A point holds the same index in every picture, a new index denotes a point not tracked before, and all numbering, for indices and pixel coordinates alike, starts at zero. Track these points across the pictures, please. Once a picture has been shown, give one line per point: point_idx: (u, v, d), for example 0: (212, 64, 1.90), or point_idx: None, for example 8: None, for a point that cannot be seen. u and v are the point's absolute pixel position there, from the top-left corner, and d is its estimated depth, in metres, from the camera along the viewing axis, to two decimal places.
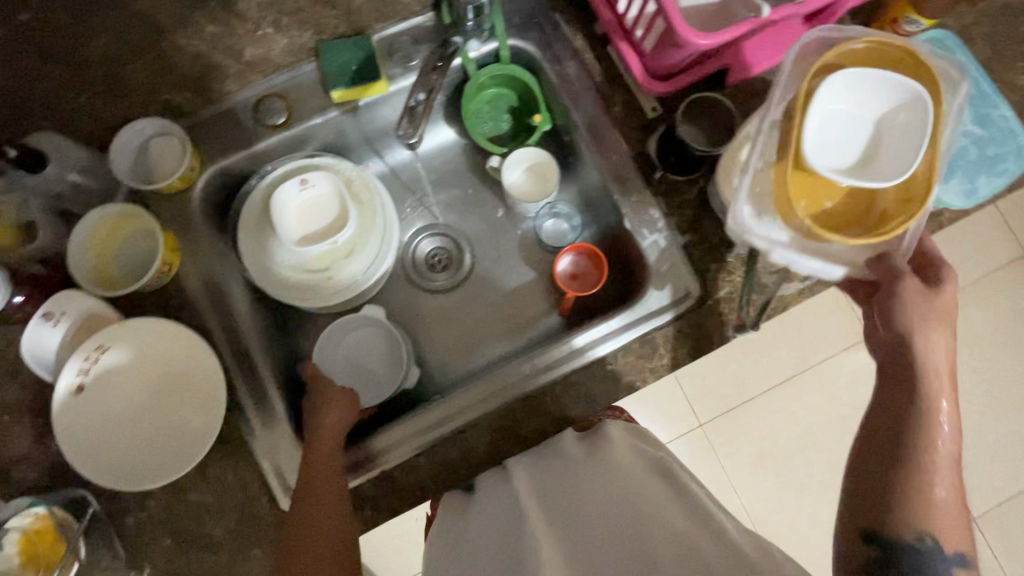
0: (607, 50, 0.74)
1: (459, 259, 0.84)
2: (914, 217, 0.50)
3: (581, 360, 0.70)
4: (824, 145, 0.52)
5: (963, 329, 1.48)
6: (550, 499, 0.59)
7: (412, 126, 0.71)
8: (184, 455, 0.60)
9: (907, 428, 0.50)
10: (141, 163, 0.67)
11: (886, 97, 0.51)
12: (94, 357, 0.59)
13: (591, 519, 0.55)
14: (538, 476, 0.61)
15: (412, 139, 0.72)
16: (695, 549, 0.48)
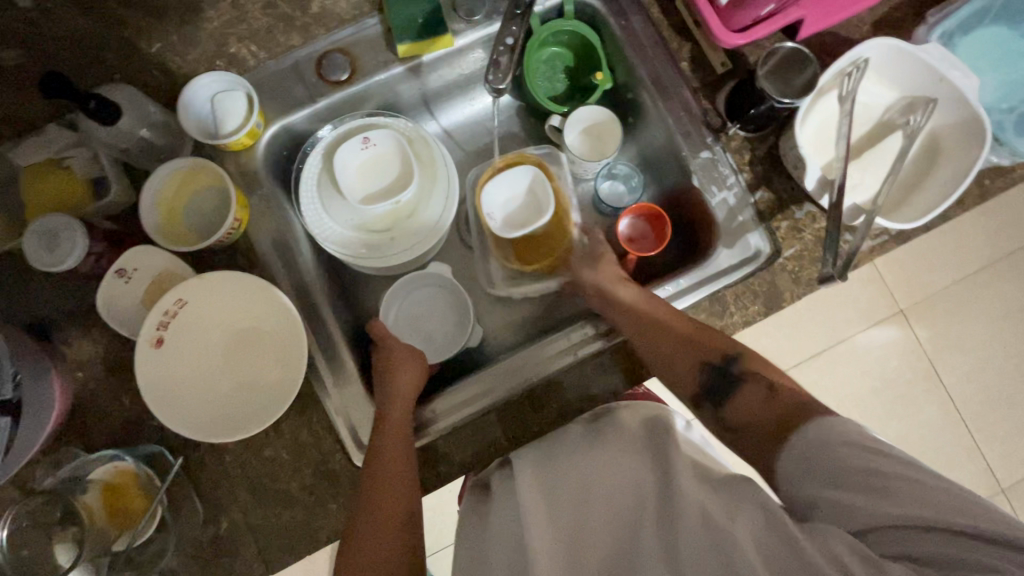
0: (674, 3, 0.73)
1: None
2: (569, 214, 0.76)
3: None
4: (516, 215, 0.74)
5: (993, 301, 1.49)
6: (552, 488, 0.54)
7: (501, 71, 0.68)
8: (265, 409, 0.60)
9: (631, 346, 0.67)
10: (207, 119, 0.66)
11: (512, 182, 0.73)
12: (172, 311, 0.59)
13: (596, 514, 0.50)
14: (543, 465, 0.56)
15: (503, 85, 0.68)
16: (725, 535, 0.44)
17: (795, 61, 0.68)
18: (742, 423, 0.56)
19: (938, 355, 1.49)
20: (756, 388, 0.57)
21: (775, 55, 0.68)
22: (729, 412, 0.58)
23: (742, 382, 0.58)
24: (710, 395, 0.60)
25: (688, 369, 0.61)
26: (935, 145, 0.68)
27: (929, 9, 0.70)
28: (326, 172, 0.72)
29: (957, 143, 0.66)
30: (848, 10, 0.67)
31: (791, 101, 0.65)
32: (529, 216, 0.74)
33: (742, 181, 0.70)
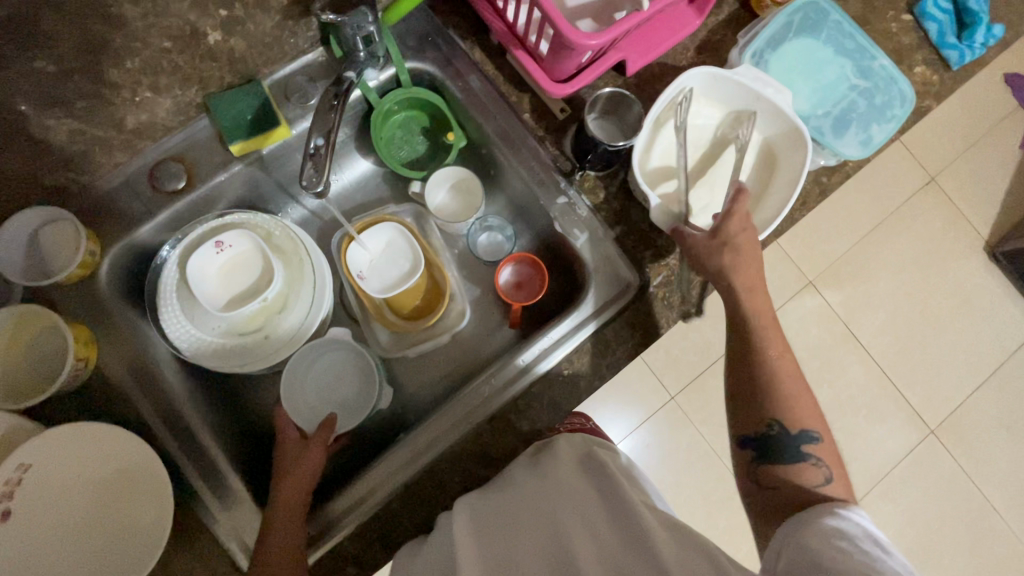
0: (505, 58, 0.74)
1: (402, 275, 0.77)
2: (440, 271, 0.79)
3: (542, 369, 0.70)
4: (385, 272, 0.77)
5: (889, 257, 1.59)
6: (489, 524, 0.54)
7: (316, 174, 0.61)
8: (136, 562, 0.56)
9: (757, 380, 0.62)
10: (35, 258, 0.63)
11: (376, 241, 0.77)
12: (15, 480, 0.54)
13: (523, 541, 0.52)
14: (484, 507, 0.56)
15: (320, 189, 0.62)
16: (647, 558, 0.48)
17: (625, 105, 0.71)
18: (774, 486, 0.60)
19: (852, 317, 1.57)
20: (817, 473, 0.58)
21: (606, 100, 0.71)
22: (766, 472, 0.60)
23: (808, 462, 0.59)
24: (767, 452, 0.60)
25: (759, 420, 0.61)
26: (769, 154, 0.72)
27: (738, 32, 0.75)
28: (184, 283, 0.68)
29: (786, 151, 0.70)
30: (661, 45, 0.70)
31: (625, 143, 0.68)
32: (402, 271, 0.77)
33: (600, 220, 0.72)
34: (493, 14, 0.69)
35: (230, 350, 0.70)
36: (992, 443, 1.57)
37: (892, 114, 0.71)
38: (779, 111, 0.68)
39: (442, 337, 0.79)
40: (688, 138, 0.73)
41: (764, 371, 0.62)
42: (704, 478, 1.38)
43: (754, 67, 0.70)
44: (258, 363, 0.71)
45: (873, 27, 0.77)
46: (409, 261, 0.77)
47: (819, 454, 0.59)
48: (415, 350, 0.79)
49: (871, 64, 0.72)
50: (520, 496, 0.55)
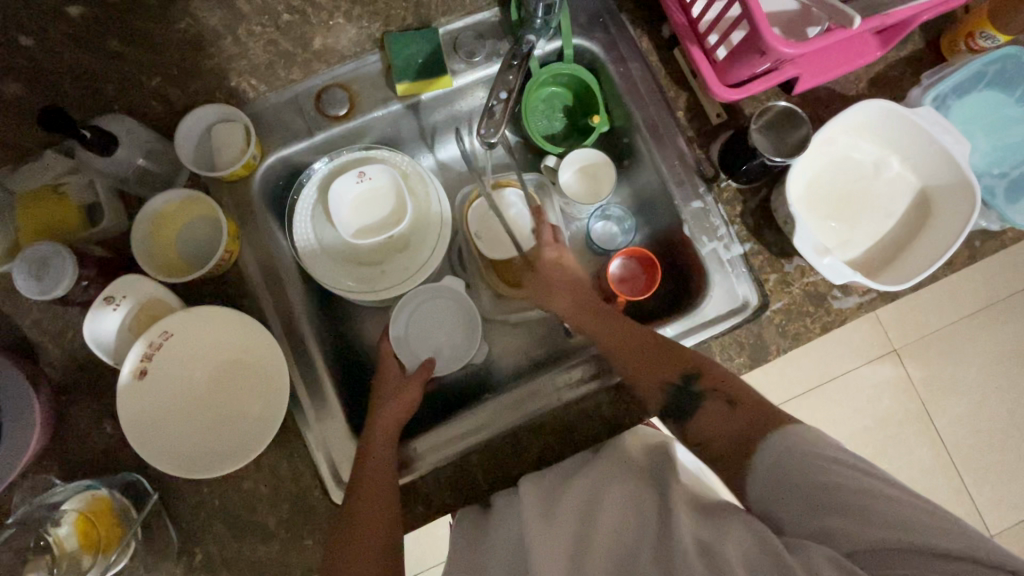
0: (673, 53, 0.73)
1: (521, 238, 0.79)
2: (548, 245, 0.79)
3: None
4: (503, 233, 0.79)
5: (989, 343, 1.48)
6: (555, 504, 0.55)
7: (492, 124, 0.70)
8: (244, 445, 0.61)
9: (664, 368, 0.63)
10: (205, 149, 0.67)
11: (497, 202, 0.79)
12: (157, 344, 0.59)
13: (601, 533, 0.50)
14: (546, 485, 0.58)
15: (493, 139, 0.71)
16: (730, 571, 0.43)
17: (794, 122, 0.70)
18: (714, 438, 0.56)
19: (932, 397, 1.48)
20: (717, 408, 0.58)
21: (776, 113, 0.70)
22: (693, 431, 0.59)
23: (705, 402, 0.59)
24: (674, 413, 0.61)
25: (655, 377, 0.63)
26: (925, 204, 0.69)
27: (925, 70, 0.72)
28: (322, 205, 0.73)
29: (948, 204, 0.67)
30: (840, 69, 0.68)
31: (782, 160, 0.66)
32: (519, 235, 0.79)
33: (732, 232, 0.71)
34: (676, 7, 0.68)
35: (351, 276, 0.74)
36: None
37: None
38: (954, 157, 0.66)
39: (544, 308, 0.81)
40: (841, 170, 0.71)
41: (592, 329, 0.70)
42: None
43: (936, 112, 0.67)
44: (369, 293, 0.73)
45: None
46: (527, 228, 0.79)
47: (714, 391, 0.59)
48: (516, 316, 0.81)
49: None
50: (582, 484, 0.56)
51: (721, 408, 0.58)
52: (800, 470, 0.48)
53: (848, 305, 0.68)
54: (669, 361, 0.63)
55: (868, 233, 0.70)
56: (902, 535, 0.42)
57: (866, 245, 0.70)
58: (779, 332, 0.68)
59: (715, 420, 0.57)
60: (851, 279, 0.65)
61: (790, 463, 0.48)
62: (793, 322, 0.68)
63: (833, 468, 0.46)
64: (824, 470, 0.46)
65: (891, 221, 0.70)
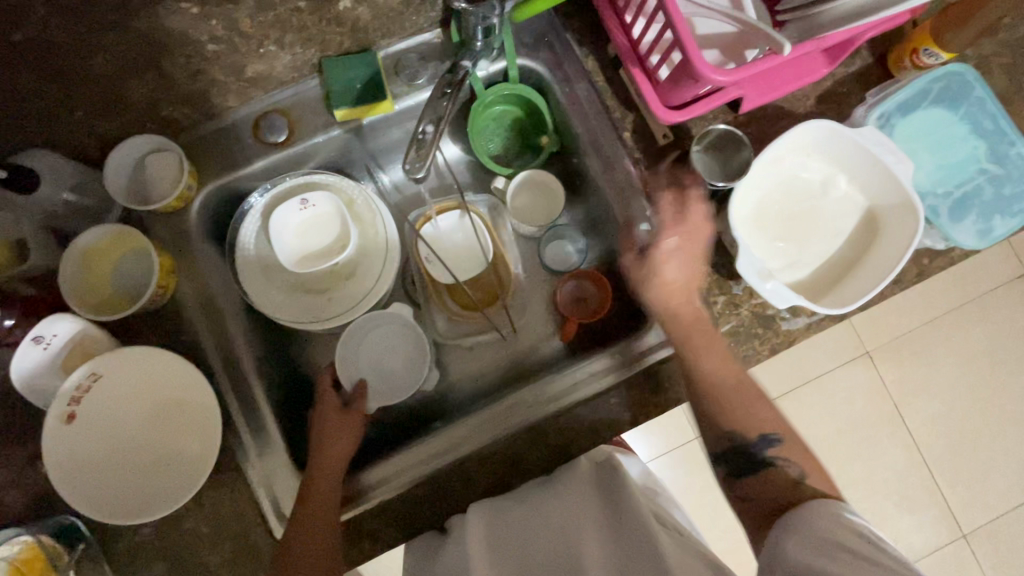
0: (619, 72, 0.72)
1: (473, 261, 0.78)
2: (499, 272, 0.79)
3: (585, 391, 0.70)
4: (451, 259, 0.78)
5: (959, 344, 1.49)
6: (500, 534, 0.58)
7: (418, 159, 0.70)
8: (179, 487, 0.59)
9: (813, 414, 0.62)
10: (139, 180, 0.66)
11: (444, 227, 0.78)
12: (86, 386, 0.58)
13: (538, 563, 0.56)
14: (494, 512, 0.60)
15: (420, 172, 0.71)
16: None
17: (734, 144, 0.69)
18: (753, 497, 0.60)
19: (904, 399, 1.49)
20: (790, 472, 0.60)
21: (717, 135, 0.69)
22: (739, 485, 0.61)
23: (772, 466, 0.60)
24: (733, 466, 0.62)
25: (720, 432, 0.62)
26: (872, 222, 0.69)
27: (871, 86, 0.72)
28: (264, 233, 0.71)
29: (894, 224, 0.67)
30: (785, 87, 0.67)
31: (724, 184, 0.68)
32: (468, 260, 0.78)
33: None
34: (617, 27, 0.67)
35: (297, 304, 0.72)
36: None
37: (1019, 208, 0.68)
38: (898, 176, 0.65)
39: (497, 330, 0.80)
40: (791, 188, 0.70)
41: (726, 383, 0.62)
42: (709, 528, 1.34)
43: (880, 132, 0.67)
44: (313, 322, 0.71)
45: (1017, 109, 0.71)
46: (474, 254, 0.78)
47: (786, 456, 0.60)
48: (470, 340, 0.80)
49: (1009, 150, 0.69)
50: (524, 513, 0.60)
51: (797, 473, 0.59)
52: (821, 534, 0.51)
53: (797, 326, 0.68)
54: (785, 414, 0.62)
55: (817, 253, 0.70)
56: None
57: (815, 265, 0.70)
58: (728, 355, 0.68)
59: (762, 479, 0.60)
60: (796, 302, 0.64)
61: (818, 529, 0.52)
62: (742, 344, 0.68)
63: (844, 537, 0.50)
64: (848, 536, 0.50)
65: (839, 240, 0.70)
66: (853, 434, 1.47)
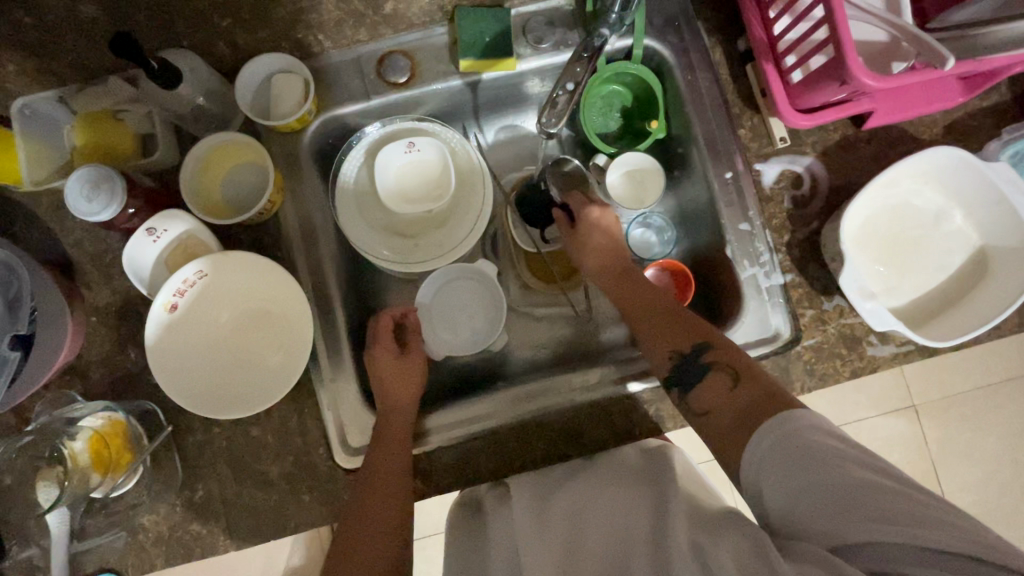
0: (744, 69, 0.71)
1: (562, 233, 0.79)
2: None
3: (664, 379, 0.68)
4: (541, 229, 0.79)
5: (1012, 415, 1.43)
6: (546, 508, 0.56)
7: (554, 116, 0.73)
8: (261, 392, 0.62)
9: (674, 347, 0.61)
10: (264, 96, 0.68)
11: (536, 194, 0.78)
12: (192, 281, 0.60)
13: (591, 544, 0.51)
14: (537, 489, 0.58)
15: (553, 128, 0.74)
16: None
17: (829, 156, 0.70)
18: (709, 410, 0.56)
19: (943, 459, 1.44)
20: (723, 380, 0.56)
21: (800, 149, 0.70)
22: (696, 401, 0.58)
23: (716, 375, 0.57)
24: (685, 382, 0.59)
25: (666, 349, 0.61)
26: (982, 261, 0.66)
27: (1006, 125, 0.69)
28: (366, 169, 0.73)
29: (1008, 266, 0.64)
30: (913, 110, 0.67)
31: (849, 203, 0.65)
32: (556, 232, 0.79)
33: (775, 260, 0.69)
34: (758, 21, 0.66)
35: (387, 244, 0.74)
36: None
37: None
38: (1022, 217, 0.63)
39: (570, 306, 0.81)
40: (898, 213, 0.69)
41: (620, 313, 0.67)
42: None
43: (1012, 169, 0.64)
44: (401, 264, 0.73)
45: None
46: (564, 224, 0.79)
47: (721, 355, 0.58)
48: (541, 310, 0.81)
49: None
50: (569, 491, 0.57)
51: (729, 379, 0.56)
52: (811, 471, 0.45)
53: (882, 354, 0.66)
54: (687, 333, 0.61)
55: (916, 284, 0.68)
56: (908, 534, 0.41)
57: (911, 294, 0.68)
58: (808, 370, 0.67)
59: (714, 389, 0.56)
60: (894, 327, 0.62)
61: (801, 452, 0.46)
62: (822, 362, 0.67)
63: (841, 462, 0.45)
64: (845, 467, 0.44)
65: (942, 274, 0.67)
66: None
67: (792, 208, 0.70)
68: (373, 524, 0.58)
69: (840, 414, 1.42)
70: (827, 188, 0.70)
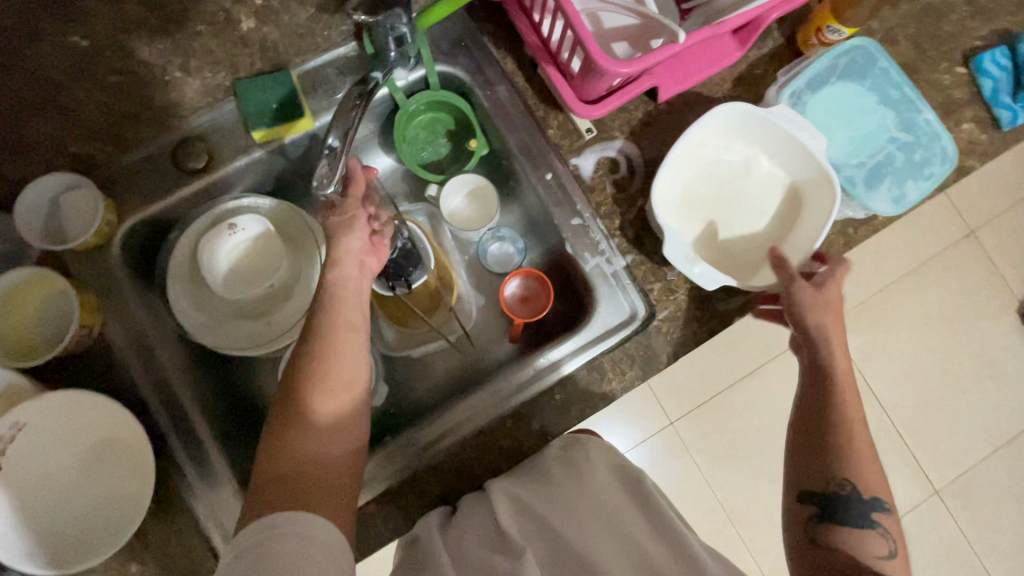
0: (537, 72, 0.73)
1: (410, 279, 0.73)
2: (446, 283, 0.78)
3: (567, 369, 0.69)
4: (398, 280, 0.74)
5: (917, 307, 1.52)
6: (527, 508, 0.60)
7: (329, 174, 0.59)
8: (117, 528, 0.58)
9: (835, 456, 0.61)
10: (53, 220, 0.64)
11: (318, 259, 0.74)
12: (9, 436, 0.56)
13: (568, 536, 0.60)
14: (518, 488, 0.60)
15: (328, 190, 0.59)
16: None
17: (636, 134, 0.72)
18: (834, 547, 0.60)
19: (868, 365, 1.52)
20: (881, 544, 0.60)
21: (608, 133, 0.72)
22: (826, 535, 0.60)
23: (875, 527, 0.60)
24: (825, 508, 0.61)
25: (832, 477, 0.61)
26: (795, 193, 0.71)
27: (780, 68, 0.73)
28: (193, 262, 0.70)
29: (814, 195, 0.69)
30: (695, 75, 0.70)
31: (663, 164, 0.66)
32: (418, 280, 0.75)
33: (613, 246, 0.71)
34: (528, 27, 0.68)
35: (234, 332, 0.71)
36: (999, 513, 1.51)
37: (930, 172, 0.70)
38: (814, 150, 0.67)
39: (447, 337, 0.80)
40: (710, 170, 0.72)
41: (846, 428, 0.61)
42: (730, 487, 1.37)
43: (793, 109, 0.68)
44: (258, 347, 0.71)
45: (924, 77, 0.73)
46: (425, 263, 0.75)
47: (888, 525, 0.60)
48: (419, 350, 0.80)
49: (916, 117, 0.71)
50: (548, 498, 0.61)
51: (884, 550, 0.59)
52: None
53: (731, 306, 0.69)
54: (868, 471, 0.61)
55: (745, 230, 0.72)
56: None
57: (741, 243, 0.72)
58: (670, 341, 0.69)
59: (842, 531, 0.59)
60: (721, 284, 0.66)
61: None
62: (682, 329, 0.69)
63: None
64: None
65: (763, 217, 0.72)
66: None
67: (617, 192, 0.72)
68: (325, 503, 0.52)
69: None
70: (643, 165, 0.72)
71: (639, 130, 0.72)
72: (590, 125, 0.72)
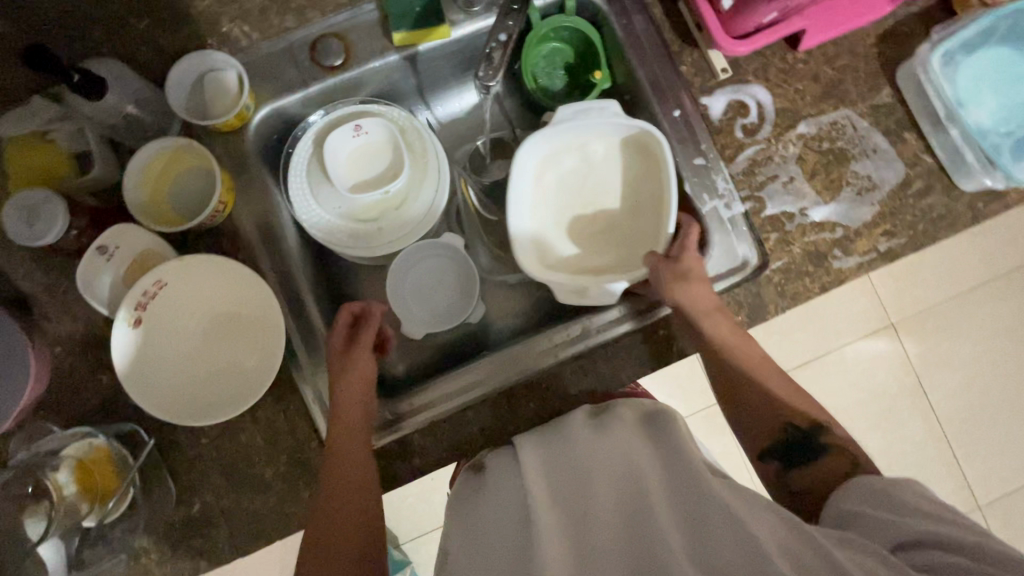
0: (677, 6, 0.72)
1: None
2: None
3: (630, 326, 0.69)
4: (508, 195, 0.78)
5: (985, 319, 1.47)
6: (555, 464, 0.55)
7: (491, 68, 0.69)
8: (238, 393, 0.63)
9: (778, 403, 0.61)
10: (196, 98, 0.66)
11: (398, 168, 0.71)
12: (151, 292, 0.61)
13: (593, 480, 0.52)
14: (548, 447, 0.57)
15: (491, 82, 0.69)
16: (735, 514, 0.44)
17: (771, 79, 0.71)
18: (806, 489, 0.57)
19: (927, 373, 1.47)
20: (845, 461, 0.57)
21: (742, 75, 0.71)
22: (793, 478, 0.59)
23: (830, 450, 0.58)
24: (785, 456, 0.59)
25: (776, 420, 0.60)
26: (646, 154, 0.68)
27: (933, 26, 0.70)
28: (316, 159, 0.70)
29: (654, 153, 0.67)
30: (843, 25, 0.68)
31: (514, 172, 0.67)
32: None
33: (733, 190, 0.69)
34: None
35: (348, 235, 0.71)
36: None
37: None
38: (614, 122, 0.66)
39: None
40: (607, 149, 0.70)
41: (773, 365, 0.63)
42: None
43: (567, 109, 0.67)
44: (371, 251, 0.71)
45: None
46: None
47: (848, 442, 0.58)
48: (516, 276, 0.79)
49: None
50: (582, 448, 0.55)
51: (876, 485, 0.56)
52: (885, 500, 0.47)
53: (848, 265, 0.67)
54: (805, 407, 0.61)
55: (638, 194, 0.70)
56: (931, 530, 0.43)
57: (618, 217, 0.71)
58: (780, 292, 0.68)
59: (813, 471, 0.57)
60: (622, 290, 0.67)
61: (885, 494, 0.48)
62: (796, 281, 0.68)
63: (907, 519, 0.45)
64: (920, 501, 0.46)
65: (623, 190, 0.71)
66: (868, 402, 1.46)
67: (745, 136, 0.70)
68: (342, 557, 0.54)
69: (825, 341, 1.45)
70: (774, 113, 0.70)
71: (775, 76, 0.71)
72: (726, 66, 0.71)
